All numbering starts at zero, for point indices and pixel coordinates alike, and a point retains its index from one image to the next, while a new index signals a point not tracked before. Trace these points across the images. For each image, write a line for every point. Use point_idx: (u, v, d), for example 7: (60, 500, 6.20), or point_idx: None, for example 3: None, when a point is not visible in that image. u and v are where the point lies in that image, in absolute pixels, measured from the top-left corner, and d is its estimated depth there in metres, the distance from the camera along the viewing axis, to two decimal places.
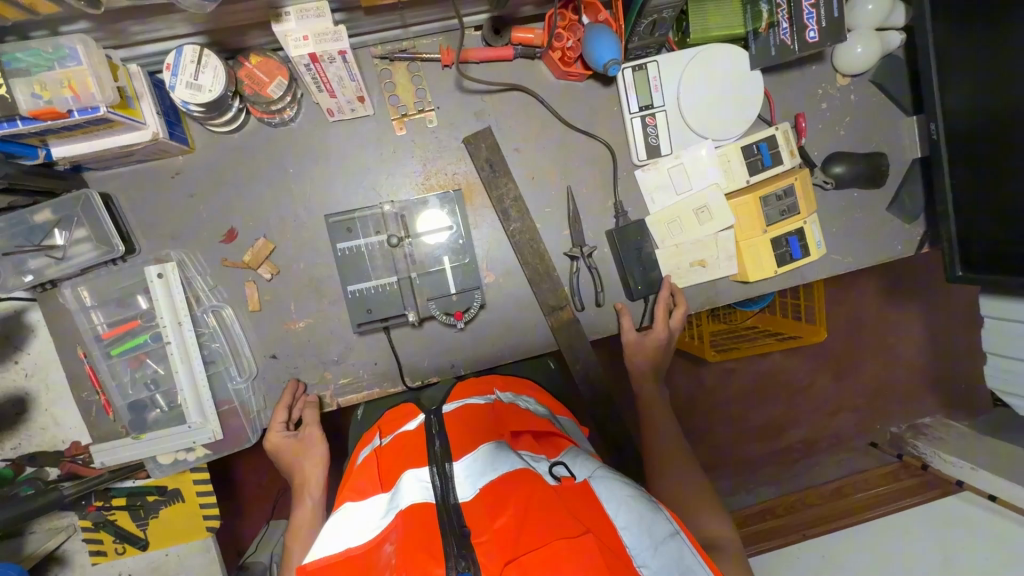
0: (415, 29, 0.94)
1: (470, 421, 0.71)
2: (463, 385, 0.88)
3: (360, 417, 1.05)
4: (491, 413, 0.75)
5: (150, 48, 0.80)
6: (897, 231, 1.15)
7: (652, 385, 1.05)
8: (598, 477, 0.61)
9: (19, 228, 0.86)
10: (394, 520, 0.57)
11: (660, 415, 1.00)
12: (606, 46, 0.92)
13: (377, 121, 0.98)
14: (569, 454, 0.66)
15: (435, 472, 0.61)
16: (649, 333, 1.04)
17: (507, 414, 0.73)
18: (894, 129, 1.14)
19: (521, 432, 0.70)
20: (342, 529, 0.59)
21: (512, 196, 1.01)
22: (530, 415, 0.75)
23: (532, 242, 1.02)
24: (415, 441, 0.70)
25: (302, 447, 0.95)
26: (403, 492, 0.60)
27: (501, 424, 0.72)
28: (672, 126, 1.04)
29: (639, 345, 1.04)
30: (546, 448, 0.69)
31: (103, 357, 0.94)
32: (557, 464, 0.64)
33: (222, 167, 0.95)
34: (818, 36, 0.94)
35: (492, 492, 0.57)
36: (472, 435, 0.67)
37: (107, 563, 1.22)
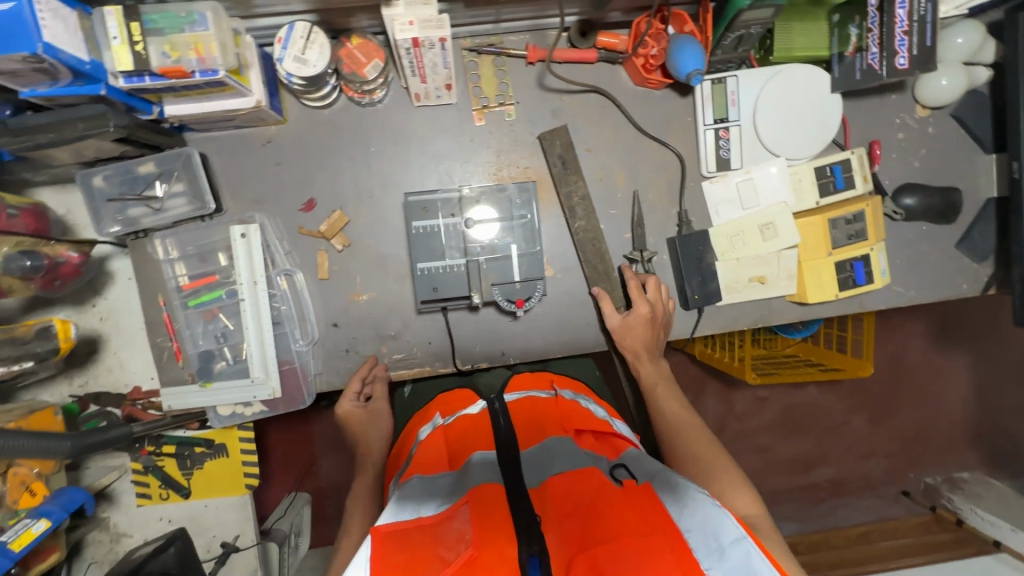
0: (505, 26, 0.98)
1: (535, 419, 0.77)
2: (520, 377, 0.94)
3: (406, 396, 1.12)
4: (552, 410, 0.81)
5: (266, 21, 0.86)
6: (963, 270, 1.13)
7: (653, 366, 1.01)
8: (661, 479, 0.63)
9: (126, 177, 0.93)
10: (464, 498, 0.62)
11: (671, 398, 0.96)
12: (691, 55, 0.93)
13: (459, 110, 1.02)
14: (629, 457, 0.71)
15: (505, 457, 0.68)
16: (631, 316, 0.99)
17: (567, 414, 0.79)
18: (971, 166, 1.12)
19: (581, 432, 0.76)
20: (416, 497, 0.64)
21: (579, 191, 1.04)
22: (589, 415, 0.81)
23: (593, 240, 1.04)
24: (481, 427, 0.77)
25: (369, 418, 1.03)
26: (474, 473, 0.65)
27: (563, 421, 0.78)
28: (745, 141, 1.05)
29: (624, 331, 1.00)
30: (605, 449, 0.74)
31: (181, 307, 1.00)
32: (617, 467, 0.69)
33: (310, 140, 1.00)
34: (909, 64, 0.91)
35: (558, 489, 0.63)
36: (536, 431, 0.75)
37: (150, 507, 1.26)
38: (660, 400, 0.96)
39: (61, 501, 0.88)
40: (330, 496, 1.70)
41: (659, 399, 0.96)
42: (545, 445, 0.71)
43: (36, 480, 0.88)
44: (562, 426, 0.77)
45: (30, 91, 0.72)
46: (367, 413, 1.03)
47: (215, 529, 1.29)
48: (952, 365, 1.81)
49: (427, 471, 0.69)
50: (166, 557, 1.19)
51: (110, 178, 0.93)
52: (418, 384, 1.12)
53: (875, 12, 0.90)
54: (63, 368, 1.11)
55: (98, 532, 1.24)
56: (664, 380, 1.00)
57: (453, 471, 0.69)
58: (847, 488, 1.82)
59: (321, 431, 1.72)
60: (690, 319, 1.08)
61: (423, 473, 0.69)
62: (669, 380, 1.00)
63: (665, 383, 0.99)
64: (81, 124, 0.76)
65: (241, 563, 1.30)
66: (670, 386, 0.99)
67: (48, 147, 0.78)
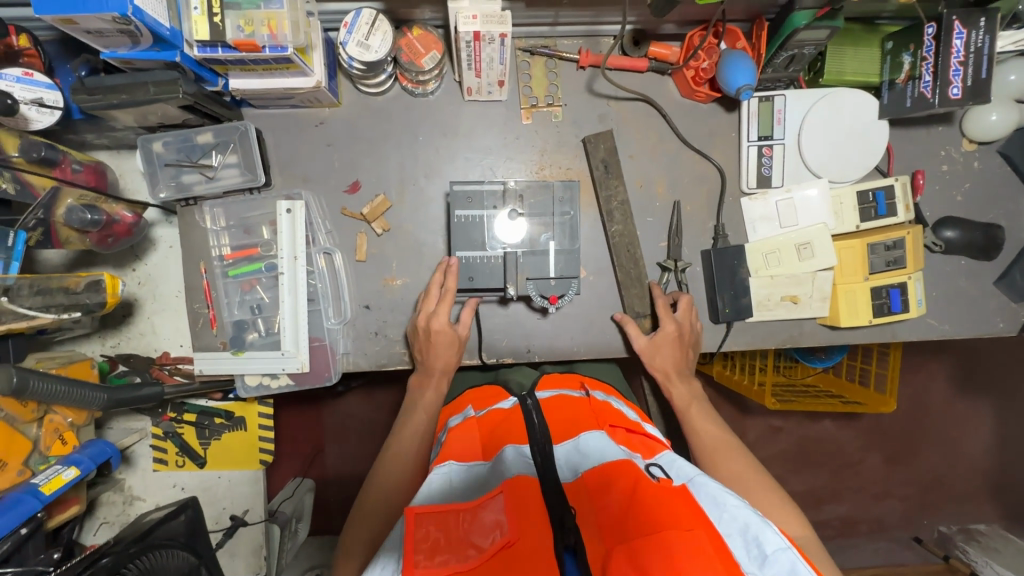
0: (561, 29, 1.00)
1: (567, 413, 0.77)
2: (550, 376, 0.93)
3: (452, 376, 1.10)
4: (585, 405, 0.80)
5: (334, 6, 0.89)
6: (998, 310, 1.12)
7: (684, 386, 0.99)
8: (697, 483, 0.63)
9: (184, 144, 0.96)
10: (499, 485, 0.63)
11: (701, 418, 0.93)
12: (742, 70, 0.92)
13: (507, 108, 1.04)
14: (664, 458, 0.69)
15: (538, 451, 0.67)
16: (659, 336, 1.00)
17: (602, 412, 0.78)
18: (1014, 204, 1.11)
19: (616, 428, 0.75)
20: (450, 476, 0.67)
21: (618, 195, 1.04)
22: (622, 415, 0.80)
23: (630, 247, 1.04)
24: (513, 419, 0.75)
25: (447, 342, 0.94)
26: (507, 462, 0.65)
27: (597, 416, 0.77)
28: (787, 161, 1.05)
29: (654, 351, 1.00)
30: (640, 447, 0.72)
31: (221, 276, 1.02)
32: (652, 464, 0.67)
33: (361, 125, 1.03)
34: (961, 95, 0.91)
35: (594, 478, 0.64)
36: (569, 426, 0.73)
37: (164, 473, 1.24)
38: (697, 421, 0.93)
39: (90, 452, 0.91)
40: (333, 483, 1.70)
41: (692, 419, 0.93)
42: (579, 439, 0.69)
43: (69, 429, 0.90)
44: (596, 420, 0.75)
45: (112, 53, 0.77)
46: (451, 336, 0.95)
47: (225, 501, 1.28)
48: (977, 411, 1.76)
49: (459, 458, 0.70)
50: (177, 523, 1.15)
51: (168, 144, 0.96)
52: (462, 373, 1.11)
53: (931, 42, 0.89)
54: (98, 329, 1.10)
55: (111, 493, 1.23)
56: (696, 400, 0.97)
57: (485, 461, 0.70)
58: (857, 528, 1.78)
59: (331, 418, 1.73)
60: (718, 334, 1.08)
61: (457, 460, 0.70)
62: (701, 401, 0.97)
63: (698, 403, 0.96)
64: (153, 88, 0.79)
65: (248, 537, 1.30)
66: (700, 407, 0.96)
67: (117, 109, 0.80)
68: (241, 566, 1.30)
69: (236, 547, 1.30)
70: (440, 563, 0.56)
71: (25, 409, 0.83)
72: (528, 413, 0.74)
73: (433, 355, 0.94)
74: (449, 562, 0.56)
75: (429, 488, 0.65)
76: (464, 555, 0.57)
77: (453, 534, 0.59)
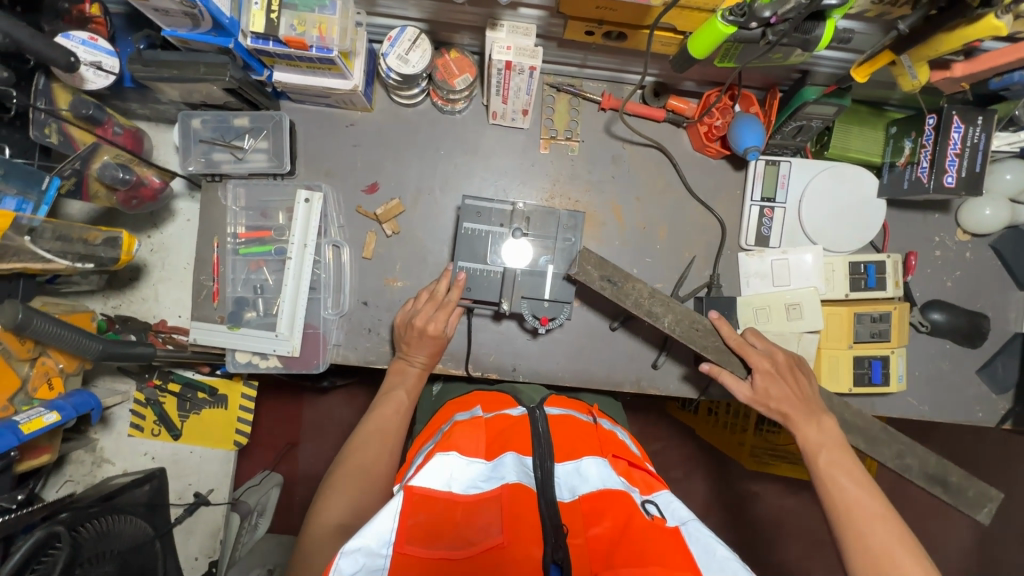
0: (588, 71, 1.07)
1: (572, 434, 0.79)
2: (559, 398, 0.95)
3: (435, 393, 1.13)
4: (590, 432, 0.82)
5: (382, 20, 0.96)
6: (978, 399, 1.13)
7: (815, 428, 0.91)
8: (689, 527, 0.63)
9: (220, 124, 1.01)
10: (497, 486, 0.66)
11: (848, 468, 0.85)
12: (752, 133, 0.98)
13: (528, 136, 1.10)
14: (660, 497, 0.70)
15: (539, 465, 0.70)
16: (757, 378, 0.95)
17: (609, 440, 0.80)
18: (1002, 298, 1.14)
19: (619, 458, 0.77)
20: (451, 470, 0.67)
21: (645, 299, 0.99)
22: (626, 447, 0.82)
23: (694, 325, 1.00)
24: (518, 427, 0.77)
25: (434, 351, 0.99)
26: (507, 466, 0.69)
27: (601, 443, 0.79)
28: (787, 224, 1.10)
29: (763, 400, 0.95)
30: (639, 482, 0.73)
31: (231, 252, 1.06)
32: (648, 501, 0.68)
33: (388, 132, 1.09)
34: (955, 183, 0.96)
35: (587, 505, 0.67)
36: (572, 447, 0.76)
37: (137, 441, 1.23)
38: (832, 472, 0.85)
39: (74, 401, 0.93)
40: (300, 482, 1.69)
41: (832, 470, 0.85)
42: (579, 463, 0.72)
43: (57, 374, 0.93)
44: (600, 448, 0.77)
45: (172, 32, 0.83)
46: (442, 342, 0.99)
47: (192, 478, 1.25)
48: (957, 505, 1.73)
49: (463, 451, 0.70)
50: (140, 492, 1.15)
51: (206, 122, 1.01)
52: (447, 383, 1.14)
53: (931, 131, 0.95)
54: (103, 287, 1.12)
55: (82, 452, 1.21)
56: (829, 444, 0.89)
57: (487, 461, 0.71)
58: None
59: (310, 415, 1.73)
60: (700, 381, 1.11)
61: (460, 451, 0.70)
62: (842, 448, 0.88)
63: (834, 451, 0.88)
64: (204, 69, 0.85)
65: (207, 519, 1.25)
66: (842, 455, 0.87)
67: (166, 82, 0.86)
68: (195, 547, 1.25)
69: (194, 526, 1.25)
70: (432, 546, 0.58)
71: (23, 347, 0.86)
72: (535, 426, 0.76)
73: (417, 358, 0.99)
74: (442, 546, 0.58)
75: (432, 473, 0.65)
76: (457, 545, 0.59)
77: (448, 521, 0.62)
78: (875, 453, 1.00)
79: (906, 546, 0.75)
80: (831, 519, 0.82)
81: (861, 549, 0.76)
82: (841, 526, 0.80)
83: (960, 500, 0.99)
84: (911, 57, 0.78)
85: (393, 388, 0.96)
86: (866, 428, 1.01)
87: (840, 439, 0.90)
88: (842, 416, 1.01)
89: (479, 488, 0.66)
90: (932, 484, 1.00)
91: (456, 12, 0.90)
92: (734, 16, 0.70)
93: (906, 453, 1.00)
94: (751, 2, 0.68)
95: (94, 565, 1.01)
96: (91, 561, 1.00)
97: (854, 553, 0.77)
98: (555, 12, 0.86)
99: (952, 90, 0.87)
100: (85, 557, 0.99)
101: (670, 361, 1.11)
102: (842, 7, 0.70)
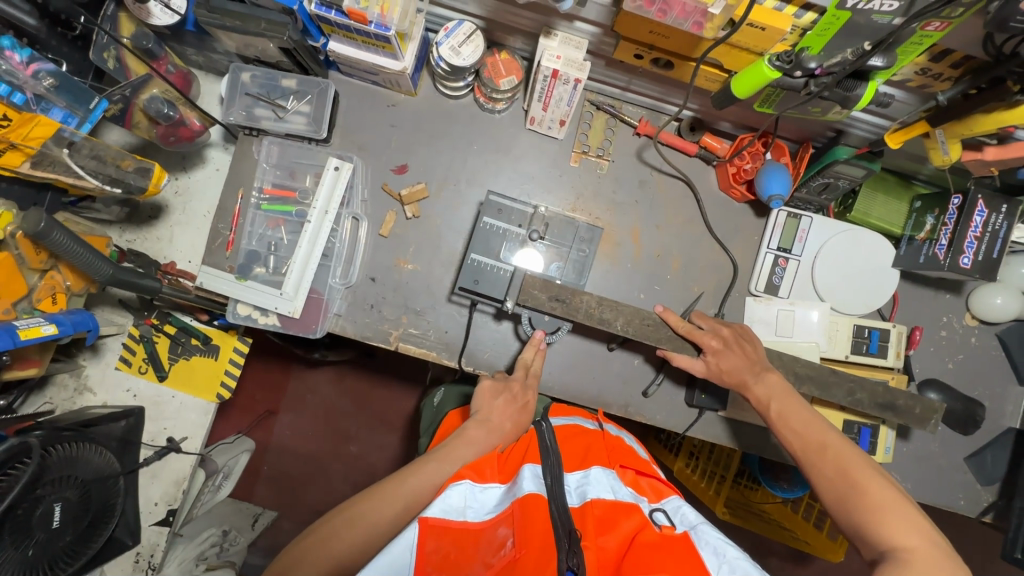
0: (630, 95, 1.10)
1: (578, 446, 0.80)
2: (562, 407, 0.97)
3: (438, 399, 1.19)
4: (596, 439, 0.84)
5: (442, 11, 0.99)
6: (963, 486, 1.12)
7: (762, 384, 0.93)
8: (699, 530, 0.65)
9: (268, 82, 1.04)
10: (511, 503, 0.67)
11: (798, 413, 0.87)
12: (779, 181, 1.00)
13: (561, 147, 1.12)
14: (669, 504, 0.72)
15: (549, 474, 0.71)
16: (709, 358, 0.98)
17: (617, 449, 0.82)
18: (1001, 389, 1.14)
19: (627, 467, 0.78)
20: (465, 498, 0.68)
21: (595, 308, 1.00)
22: (632, 455, 0.83)
23: (645, 323, 1.01)
24: (530, 445, 0.78)
25: (492, 390, 0.95)
26: (524, 481, 0.69)
27: (608, 453, 0.80)
28: (798, 277, 1.10)
29: (718, 375, 0.97)
30: (647, 491, 0.75)
31: (253, 206, 1.07)
32: (657, 509, 0.71)
33: (427, 119, 1.11)
34: (971, 265, 0.97)
35: (599, 513, 0.67)
36: (580, 456, 0.77)
37: (122, 375, 1.22)
38: (785, 420, 0.87)
39: (74, 319, 0.93)
40: (272, 451, 1.68)
41: (785, 419, 0.88)
42: (587, 472, 0.73)
43: (63, 291, 0.94)
44: (607, 458, 0.78)
45: None
46: (501, 383, 0.96)
47: (168, 422, 1.23)
48: None
49: (479, 479, 0.72)
50: (115, 427, 1.15)
51: (255, 78, 1.04)
52: (448, 391, 1.20)
53: (955, 210, 0.96)
54: (122, 220, 1.12)
55: (67, 376, 1.19)
56: (779, 397, 0.91)
57: (502, 485, 0.73)
58: None
59: (294, 386, 1.73)
60: (688, 417, 1.10)
61: (473, 479, 0.71)
62: (791, 397, 0.91)
63: (783, 400, 0.90)
64: (265, 24, 0.88)
65: (174, 466, 1.22)
66: (792, 402, 0.89)
67: (225, 31, 0.89)
68: (156, 493, 1.21)
69: (159, 471, 1.22)
70: None
71: (37, 256, 0.88)
72: (544, 433, 0.78)
73: (475, 397, 0.94)
74: None
75: (447, 501, 0.66)
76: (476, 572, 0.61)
77: (468, 546, 0.64)
78: (830, 397, 1.00)
79: (862, 465, 0.76)
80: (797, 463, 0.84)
81: (826, 481, 0.78)
82: (804, 467, 0.82)
83: (907, 418, 1.01)
84: (945, 132, 0.79)
85: (463, 444, 0.82)
86: (818, 374, 1.01)
87: (788, 390, 0.92)
88: (796, 369, 1.00)
89: (494, 510, 0.68)
90: (883, 412, 1.01)
91: (515, 14, 0.93)
92: (780, 62, 0.72)
93: (855, 389, 1.01)
94: (800, 52, 0.71)
95: (54, 490, 1.00)
96: (53, 483, 1.00)
97: (822, 485, 0.78)
98: (609, 31, 0.88)
99: (982, 173, 0.88)
100: (47, 479, 0.99)
101: (660, 391, 1.11)
102: (886, 71, 0.71)
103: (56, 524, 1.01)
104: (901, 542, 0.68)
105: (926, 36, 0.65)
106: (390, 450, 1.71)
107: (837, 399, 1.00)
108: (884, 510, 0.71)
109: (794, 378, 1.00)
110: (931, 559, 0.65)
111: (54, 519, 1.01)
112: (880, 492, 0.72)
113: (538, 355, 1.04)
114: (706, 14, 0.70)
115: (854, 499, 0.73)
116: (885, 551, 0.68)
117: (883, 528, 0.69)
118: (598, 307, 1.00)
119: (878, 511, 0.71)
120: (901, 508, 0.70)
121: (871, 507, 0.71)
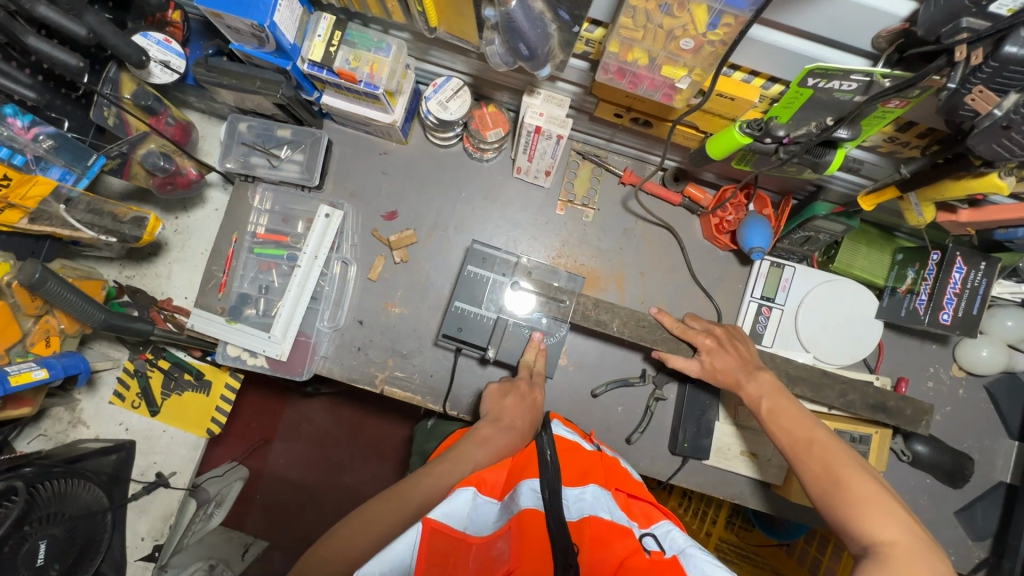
0: (615, 146, 1.13)
1: (574, 456, 0.78)
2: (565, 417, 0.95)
3: (428, 427, 1.20)
4: (596, 459, 0.81)
5: (432, 68, 1.03)
6: (955, 539, 1.10)
7: (755, 382, 0.91)
8: (688, 554, 0.65)
9: (264, 132, 1.09)
10: (509, 520, 0.66)
11: (788, 412, 0.84)
12: (760, 235, 1.01)
13: (547, 195, 1.15)
14: (660, 528, 0.71)
15: (547, 488, 0.68)
16: (704, 355, 0.99)
17: (615, 472, 0.81)
18: (991, 443, 1.13)
19: (618, 488, 0.77)
20: (468, 510, 0.68)
21: (591, 309, 1.03)
22: (629, 479, 0.82)
23: (641, 323, 1.03)
24: (529, 456, 0.76)
25: (501, 391, 0.97)
26: (521, 497, 0.68)
27: (605, 473, 0.79)
28: (782, 326, 1.10)
29: (712, 374, 0.98)
30: (638, 515, 0.74)
31: (247, 249, 1.10)
32: (646, 534, 0.70)
33: (418, 166, 1.14)
34: (951, 321, 0.97)
35: (593, 530, 0.66)
36: (579, 472, 0.75)
37: (115, 409, 1.21)
38: (775, 419, 0.84)
39: (65, 362, 0.96)
40: (265, 480, 1.68)
41: (775, 417, 0.84)
42: (584, 489, 0.71)
43: (56, 334, 0.98)
44: (604, 479, 0.77)
45: (239, 46, 0.88)
46: (508, 384, 0.98)
47: (158, 457, 1.21)
48: None
49: (482, 489, 0.72)
50: (105, 461, 1.14)
51: (252, 128, 1.09)
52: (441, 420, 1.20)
53: (934, 266, 0.96)
54: (121, 257, 1.15)
55: (61, 409, 1.18)
56: (772, 394, 0.88)
57: (500, 501, 0.72)
58: None
59: (289, 416, 1.74)
60: (673, 465, 1.10)
61: (478, 488, 0.72)
62: (783, 394, 0.88)
63: (775, 397, 0.87)
64: (260, 83, 0.91)
65: (163, 501, 1.20)
66: (784, 400, 0.86)
67: (223, 88, 0.93)
68: (144, 527, 1.20)
69: (148, 505, 1.20)
70: None
71: (32, 304, 0.92)
72: (541, 441, 0.77)
73: (485, 400, 0.96)
74: None
75: (451, 507, 0.67)
76: None
77: (459, 551, 0.63)
78: (821, 402, 1.00)
79: (848, 463, 0.73)
80: (787, 461, 0.80)
81: (814, 477, 0.74)
82: (794, 464, 0.78)
83: (900, 421, 1.00)
84: (919, 197, 0.80)
85: (473, 450, 0.82)
86: (809, 376, 1.01)
87: (780, 387, 0.89)
88: (788, 370, 1.01)
89: (494, 526, 0.68)
90: (876, 413, 1.00)
91: (500, 73, 0.96)
92: (751, 129, 0.74)
93: (848, 390, 1.01)
94: (768, 121, 0.72)
95: (41, 527, 1.01)
96: (41, 521, 1.01)
97: (810, 484, 0.75)
98: (589, 91, 0.92)
99: (959, 232, 0.89)
100: (35, 516, 1.00)
101: (644, 438, 1.11)
102: (854, 140, 0.73)
103: (41, 560, 1.02)
104: (882, 536, 0.64)
105: (889, 111, 0.66)
106: (383, 481, 1.70)
107: (829, 401, 1.00)
108: (866, 505, 0.67)
109: (787, 379, 1.01)
110: (911, 553, 0.62)
111: (39, 557, 1.02)
112: (862, 487, 0.69)
113: (540, 356, 1.04)
114: (673, 88, 0.73)
115: (840, 494, 0.70)
116: (867, 546, 0.65)
117: (863, 524, 0.66)
118: (595, 308, 1.03)
119: (857, 507, 0.68)
120: (884, 504, 0.67)
121: (853, 503, 0.68)
